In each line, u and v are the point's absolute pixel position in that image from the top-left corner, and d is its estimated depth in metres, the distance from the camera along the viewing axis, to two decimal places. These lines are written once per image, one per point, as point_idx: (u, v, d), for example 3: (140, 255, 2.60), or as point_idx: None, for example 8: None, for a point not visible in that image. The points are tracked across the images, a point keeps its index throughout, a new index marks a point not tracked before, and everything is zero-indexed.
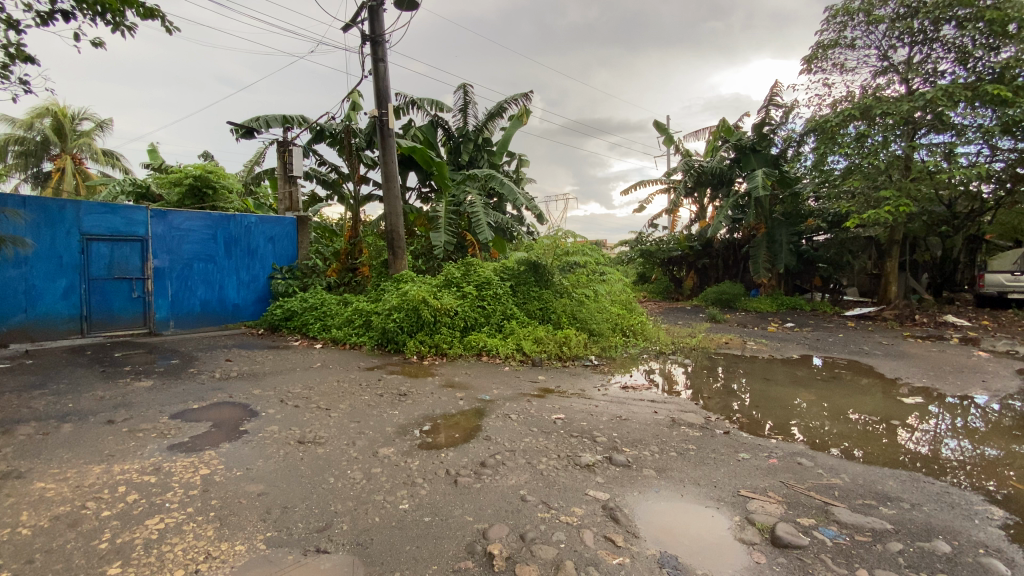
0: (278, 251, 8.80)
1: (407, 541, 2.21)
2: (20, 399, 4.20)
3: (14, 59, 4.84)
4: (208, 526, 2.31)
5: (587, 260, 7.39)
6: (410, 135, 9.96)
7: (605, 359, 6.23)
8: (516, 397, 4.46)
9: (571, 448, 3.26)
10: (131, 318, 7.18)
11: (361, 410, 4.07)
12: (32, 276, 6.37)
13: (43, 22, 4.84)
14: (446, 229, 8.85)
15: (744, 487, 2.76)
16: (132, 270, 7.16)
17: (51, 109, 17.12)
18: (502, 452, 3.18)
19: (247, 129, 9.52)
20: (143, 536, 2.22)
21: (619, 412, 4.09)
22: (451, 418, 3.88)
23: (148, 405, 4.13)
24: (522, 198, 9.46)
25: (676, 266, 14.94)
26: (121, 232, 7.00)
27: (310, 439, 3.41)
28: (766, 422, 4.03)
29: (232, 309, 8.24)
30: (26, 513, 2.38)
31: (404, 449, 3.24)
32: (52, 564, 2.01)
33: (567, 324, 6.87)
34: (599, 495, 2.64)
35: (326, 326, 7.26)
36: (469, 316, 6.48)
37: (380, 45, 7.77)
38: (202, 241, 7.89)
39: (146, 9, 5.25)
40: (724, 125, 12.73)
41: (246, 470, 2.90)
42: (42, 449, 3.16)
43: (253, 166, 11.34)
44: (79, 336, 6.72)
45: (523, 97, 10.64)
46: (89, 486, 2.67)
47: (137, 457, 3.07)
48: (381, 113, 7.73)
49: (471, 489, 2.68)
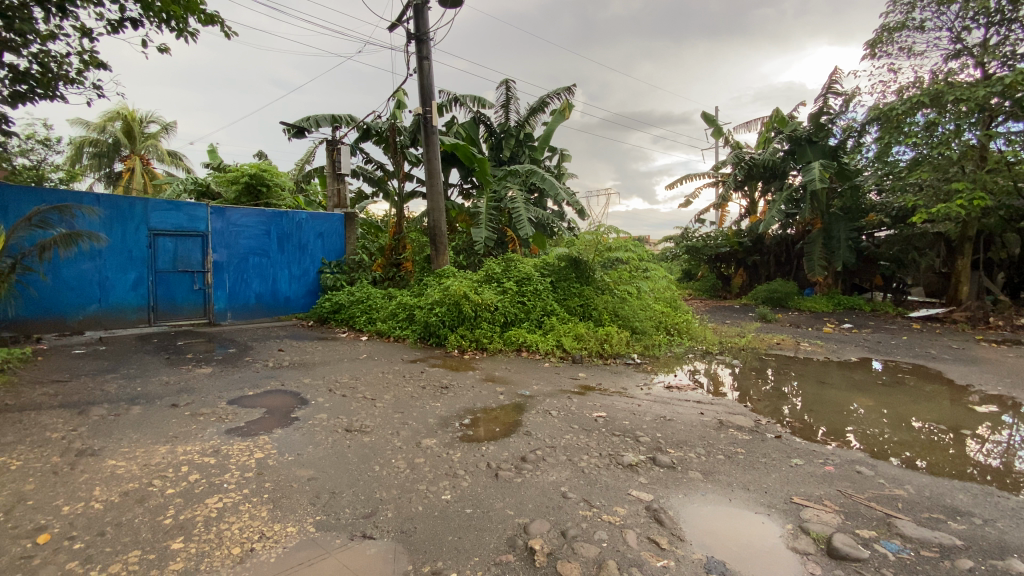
0: (327, 247, 9.14)
1: (449, 531, 2.24)
2: (95, 382, 4.54)
3: (87, 67, 5.23)
4: (262, 507, 2.42)
5: (630, 257, 7.20)
6: (452, 132, 10.07)
7: (648, 358, 6.10)
8: (557, 394, 4.44)
9: (612, 447, 3.20)
10: (193, 308, 7.62)
11: (405, 401, 4.16)
12: (105, 268, 6.82)
13: (114, 31, 5.20)
14: (487, 225, 8.91)
15: (797, 495, 2.63)
16: (194, 264, 7.60)
17: (122, 112, 18.33)
18: (543, 448, 3.17)
19: (298, 129, 9.89)
20: (203, 514, 2.35)
21: (662, 412, 3.99)
22: (491, 412, 3.90)
23: (208, 390, 4.37)
24: (563, 193, 9.40)
25: (723, 263, 14.49)
26: (185, 228, 7.45)
27: (356, 428, 3.51)
28: (817, 426, 3.84)
29: (284, 301, 8.63)
30: (100, 488, 2.58)
31: (446, 441, 3.28)
32: (122, 537, 2.16)
33: (608, 321, 6.76)
34: (642, 495, 2.59)
35: (371, 319, 7.49)
36: (510, 312, 6.49)
37: (425, 43, 7.88)
38: (257, 236, 8.27)
39: (207, 16, 5.54)
40: (777, 115, 12.16)
41: (296, 455, 3.02)
42: (113, 428, 3.41)
43: (304, 165, 11.80)
44: (147, 325, 7.18)
45: (566, 91, 10.56)
46: (155, 464, 2.86)
47: (198, 439, 3.25)
48: (425, 110, 7.83)
49: (512, 484, 2.69)
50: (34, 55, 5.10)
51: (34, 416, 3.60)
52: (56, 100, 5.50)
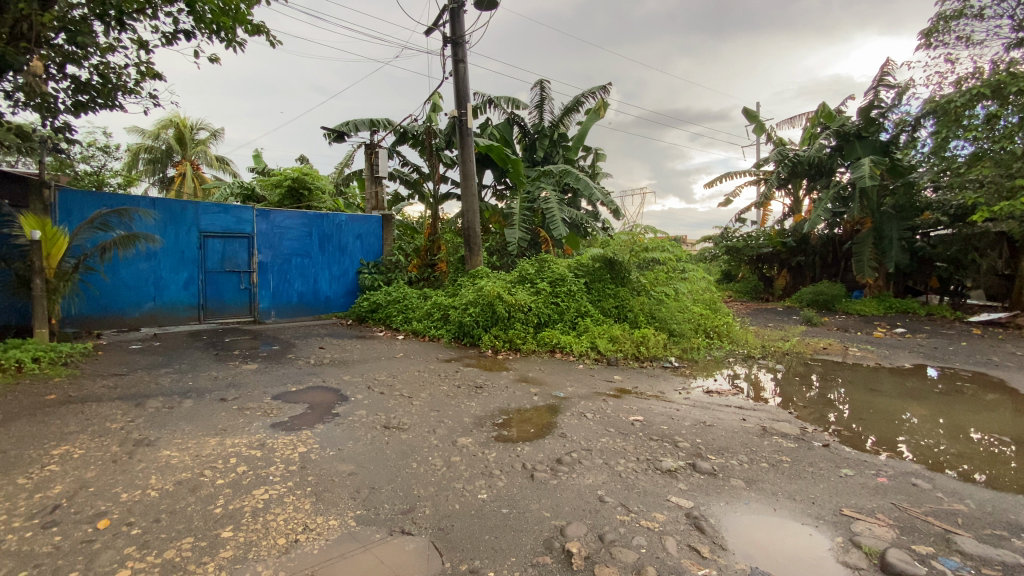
0: (365, 247, 9.35)
1: (486, 530, 2.25)
2: (150, 376, 4.80)
3: (144, 77, 5.54)
4: (306, 500, 2.50)
5: (667, 257, 7.04)
6: (486, 133, 10.14)
7: (687, 361, 5.94)
8: (591, 396, 4.39)
9: (651, 452, 3.14)
10: (240, 307, 7.95)
11: (440, 399, 4.21)
12: (160, 268, 7.19)
13: (168, 43, 5.49)
14: (521, 226, 8.91)
15: (847, 507, 2.51)
16: (241, 264, 7.92)
17: (174, 120, 19.28)
18: (579, 451, 3.14)
19: (338, 133, 10.18)
20: (251, 504, 2.44)
21: (702, 418, 3.88)
22: (525, 412, 3.90)
23: (253, 386, 4.55)
24: (598, 193, 9.30)
25: (765, 264, 14.01)
26: (232, 229, 7.78)
27: (394, 425, 3.57)
28: (866, 435, 3.67)
29: (325, 301, 8.89)
30: (155, 477, 2.72)
31: (481, 440, 3.30)
32: (176, 524, 2.27)
33: (644, 323, 6.64)
34: (682, 502, 2.53)
35: (407, 318, 7.62)
36: (543, 312, 6.46)
37: (461, 46, 7.96)
38: (299, 238, 8.55)
39: (253, 26, 5.77)
40: (823, 110, 11.67)
41: (337, 450, 3.10)
42: (167, 420, 3.59)
43: (343, 168, 12.13)
44: (197, 322, 7.54)
45: (601, 90, 10.46)
46: (206, 456, 2.99)
47: (245, 432, 3.38)
48: (460, 113, 7.92)
49: (548, 485, 2.67)
50: (95, 67, 5.44)
51: (95, 408, 3.83)
52: (116, 109, 5.84)
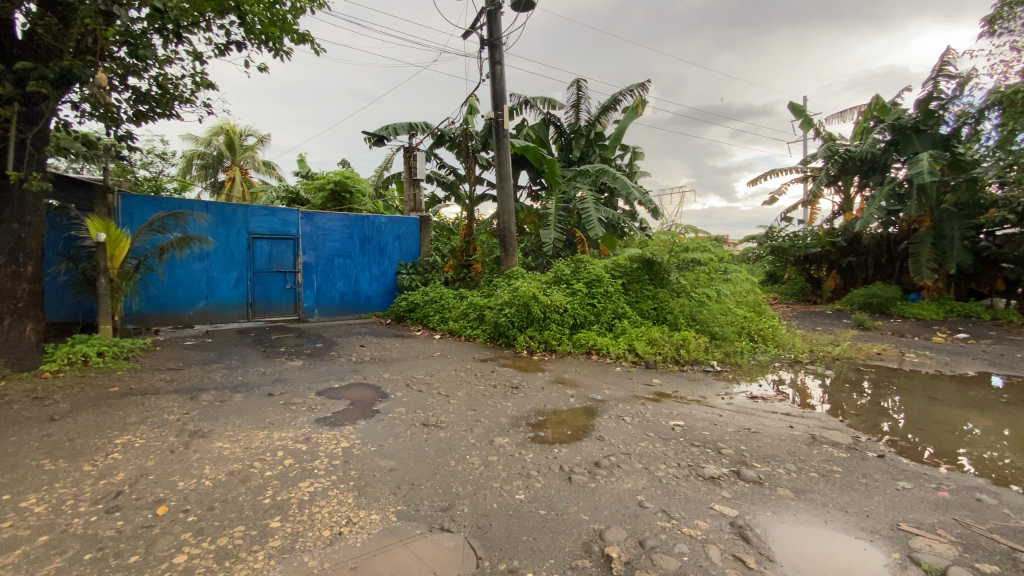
0: (404, 248, 9.54)
1: (524, 531, 2.25)
2: (203, 371, 5.05)
3: (199, 87, 5.83)
4: (348, 494, 2.56)
5: (709, 258, 6.86)
6: (522, 134, 10.14)
7: (729, 365, 5.77)
8: (630, 399, 4.32)
9: (692, 458, 3.06)
10: (285, 306, 8.26)
11: (477, 399, 4.24)
12: (212, 268, 7.54)
13: (221, 54, 5.77)
14: (556, 226, 8.87)
15: (904, 521, 2.37)
16: (287, 265, 8.23)
17: (225, 127, 20.23)
18: (617, 454, 3.09)
19: (378, 138, 10.43)
20: (297, 496, 2.53)
21: (746, 424, 3.76)
22: (561, 414, 3.87)
23: (298, 381, 4.72)
24: (636, 192, 9.15)
25: (813, 265, 13.40)
26: (279, 231, 8.09)
27: (433, 423, 3.63)
28: (923, 446, 3.46)
29: (365, 300, 9.12)
30: (209, 467, 2.85)
31: (518, 440, 3.31)
32: (229, 512, 2.38)
33: (685, 326, 6.50)
34: (726, 510, 2.45)
35: (444, 318, 7.72)
36: (579, 314, 6.40)
37: (497, 48, 8.01)
38: (341, 239, 8.80)
39: (299, 35, 5.99)
40: (877, 103, 11.10)
41: (379, 446, 3.17)
42: (219, 413, 3.77)
43: (383, 171, 12.40)
44: (246, 320, 7.87)
45: (639, 88, 10.30)
46: (256, 448, 3.12)
47: (291, 427, 3.51)
48: (497, 115, 7.95)
49: (586, 488, 2.65)
50: (154, 78, 5.77)
51: (154, 400, 4.06)
52: (173, 117, 6.18)
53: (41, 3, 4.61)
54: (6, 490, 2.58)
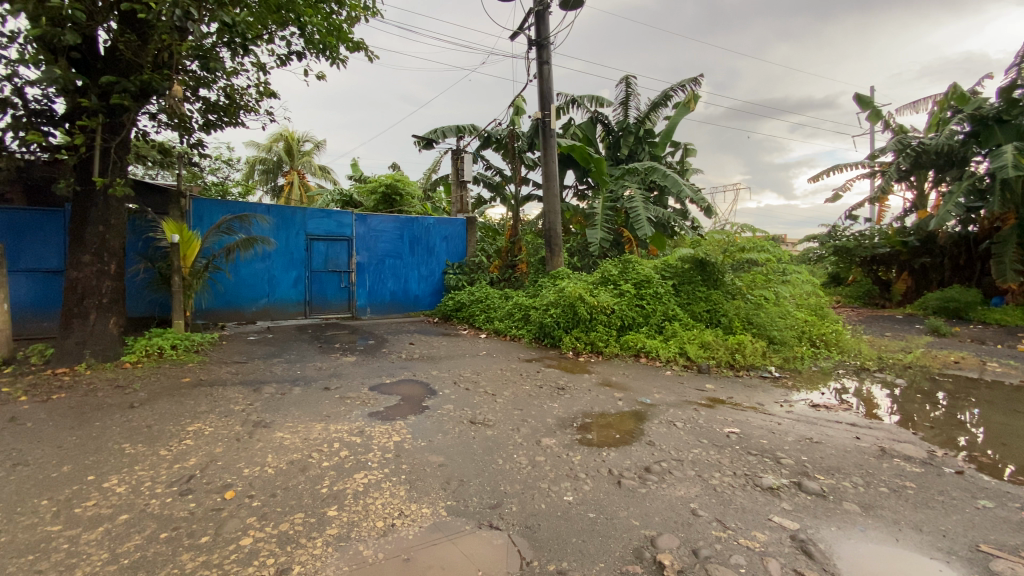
0: (451, 249, 9.70)
1: (573, 533, 2.23)
2: (264, 364, 5.34)
3: (263, 96, 6.17)
4: (400, 487, 2.64)
5: (766, 258, 6.56)
6: (569, 134, 10.07)
7: (788, 372, 5.50)
8: (681, 404, 4.21)
9: (749, 467, 2.94)
10: (340, 304, 8.59)
11: (523, 399, 4.24)
12: (273, 268, 7.95)
13: (283, 65, 6.09)
14: (603, 226, 8.75)
15: (986, 543, 2.18)
16: (341, 264, 8.56)
17: (284, 134, 21.24)
18: (669, 460, 3.02)
19: (427, 141, 10.67)
20: (353, 487, 2.63)
21: (808, 434, 3.57)
22: (608, 417, 3.82)
23: (352, 376, 4.91)
24: (687, 190, 8.88)
25: (881, 266, 12.57)
26: (334, 233, 8.42)
27: (480, 421, 3.67)
28: (1007, 464, 3.16)
29: (414, 299, 9.35)
30: (271, 456, 3.01)
31: (565, 442, 3.29)
32: (290, 499, 2.51)
33: (740, 329, 6.25)
34: (786, 522, 2.34)
35: (489, 318, 7.78)
36: (627, 315, 6.29)
37: (545, 48, 8.00)
38: (392, 240, 9.06)
39: (354, 43, 6.23)
40: (955, 92, 10.25)
41: (429, 442, 3.24)
42: (280, 405, 3.98)
43: (431, 174, 12.66)
44: (303, 317, 8.25)
45: (691, 82, 10.00)
46: (313, 439, 3.26)
47: (346, 420, 3.64)
48: (544, 114, 7.94)
49: (636, 493, 2.60)
50: (223, 89, 6.16)
51: (221, 390, 4.34)
52: (238, 126, 6.57)
53: (122, 21, 5.02)
54: (93, 471, 2.83)
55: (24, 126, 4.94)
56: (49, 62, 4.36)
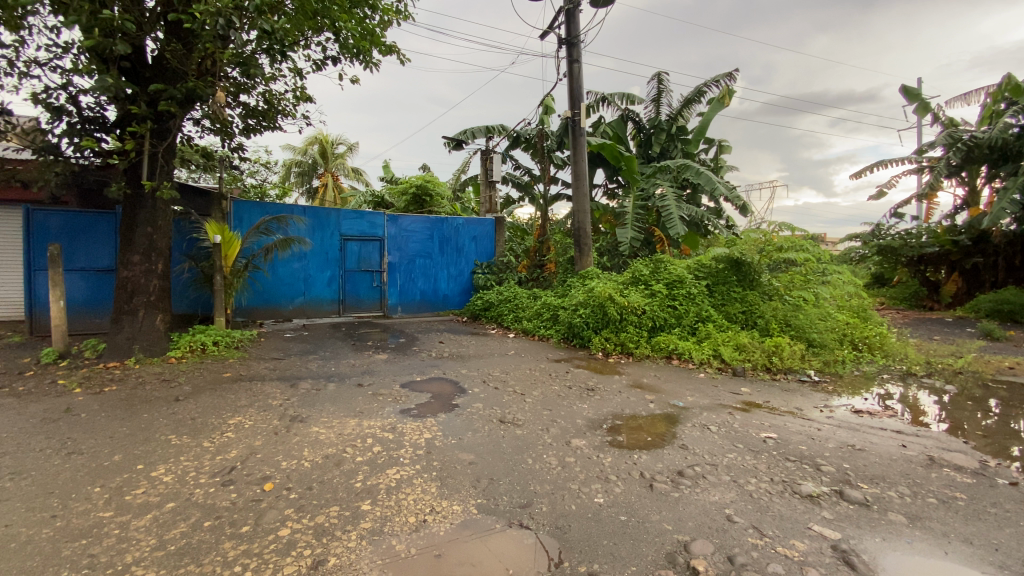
0: (480, 248, 9.76)
1: (604, 535, 2.21)
2: (300, 361, 5.49)
3: (299, 101, 6.35)
4: (432, 483, 2.67)
5: (805, 258, 6.35)
6: (599, 132, 9.98)
7: (829, 376, 5.30)
8: (715, 407, 4.11)
9: (787, 473, 2.85)
10: (372, 303, 8.77)
11: (552, 399, 4.23)
12: (309, 267, 8.17)
13: (318, 69, 6.26)
14: (634, 225, 8.64)
15: None
16: (374, 264, 8.73)
17: (319, 137, 21.73)
18: (702, 465, 2.96)
19: (457, 142, 10.75)
20: (385, 482, 2.68)
21: (850, 440, 3.44)
22: (638, 419, 3.77)
23: (384, 374, 5.00)
24: (722, 188, 8.67)
25: (929, 266, 11.90)
26: (367, 233, 8.59)
27: (509, 420, 3.68)
28: None
29: (443, 299, 9.45)
30: (308, 450, 3.10)
31: (595, 443, 3.26)
32: (325, 493, 2.58)
33: (777, 332, 6.06)
34: (827, 532, 2.26)
35: (518, 318, 7.79)
36: (659, 316, 6.19)
37: (575, 47, 7.95)
38: (423, 240, 9.17)
39: (386, 47, 6.34)
40: (1011, 81, 9.69)
41: (459, 439, 3.28)
42: (315, 401, 4.09)
43: (460, 175, 12.76)
44: (337, 315, 8.45)
45: (726, 77, 9.76)
46: (347, 434, 3.34)
47: (378, 416, 3.72)
48: (573, 113, 7.89)
49: (669, 497, 2.56)
50: (262, 95, 6.37)
51: (259, 385, 4.49)
52: (276, 130, 6.79)
53: (168, 30, 5.25)
54: (142, 460, 2.97)
55: (78, 133, 5.24)
56: (102, 71, 4.61)
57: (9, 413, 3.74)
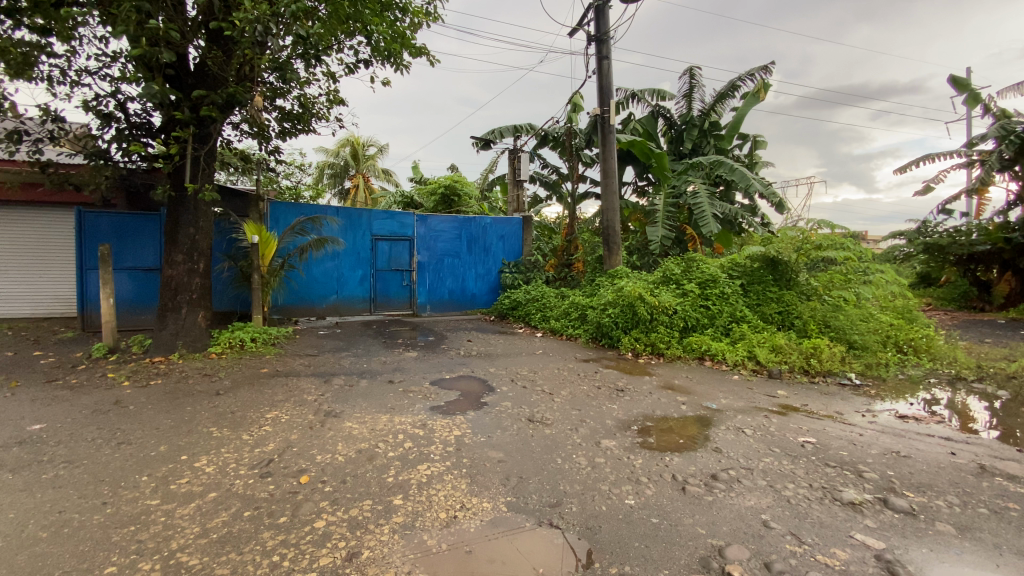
0: (508, 248, 9.77)
1: (636, 537, 2.19)
2: (334, 357, 5.63)
3: (333, 104, 6.50)
4: (462, 480, 2.70)
5: (846, 256, 6.12)
6: (629, 129, 9.84)
7: (871, 380, 5.09)
8: (749, 410, 4.01)
9: (827, 480, 2.76)
10: (401, 301, 8.91)
11: (581, 399, 4.21)
12: (342, 267, 8.35)
13: (351, 73, 6.39)
14: (664, 223, 8.50)
15: None
16: (404, 264, 8.86)
17: (350, 139, 22.17)
18: (737, 469, 2.89)
19: (485, 142, 10.81)
20: (416, 478, 2.72)
21: (894, 446, 3.30)
22: (669, 421, 3.71)
23: (414, 371, 5.07)
24: (757, 184, 8.44)
25: (980, 265, 11.27)
26: (398, 233, 8.73)
27: (538, 419, 3.68)
28: None
29: (471, 297, 9.52)
30: (342, 444, 3.17)
31: (626, 445, 3.23)
32: (359, 486, 2.63)
33: (816, 333, 5.86)
34: (870, 541, 2.17)
35: (545, 317, 7.77)
36: (691, 316, 6.08)
37: (604, 43, 7.87)
38: (452, 240, 9.26)
39: (417, 48, 6.43)
40: None
41: (488, 437, 3.30)
42: (348, 396, 4.18)
43: (487, 175, 12.82)
44: (369, 313, 8.62)
45: (762, 70, 9.49)
46: (379, 430, 3.40)
47: (409, 413, 3.77)
48: (603, 111, 7.81)
49: (702, 501, 2.51)
50: (298, 99, 6.55)
51: (295, 381, 4.62)
52: (310, 132, 6.97)
53: (208, 38, 5.45)
54: (185, 451, 3.10)
55: (126, 138, 5.50)
56: (148, 79, 4.81)
57: (65, 405, 3.97)
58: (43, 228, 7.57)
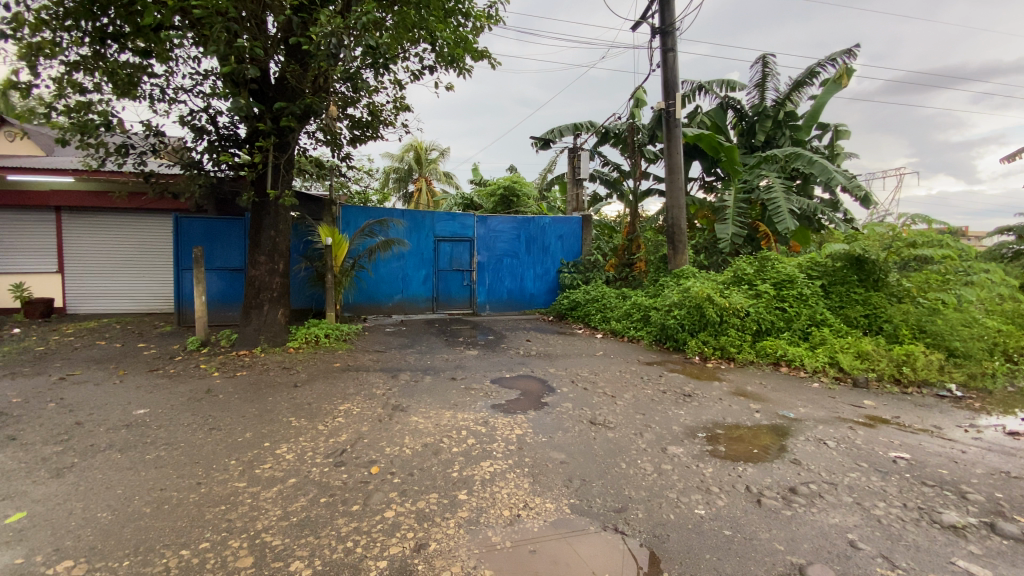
0: (566, 247, 9.69)
1: (706, 549, 2.10)
2: (399, 354, 5.84)
3: (399, 110, 6.75)
4: (524, 479, 2.71)
5: (947, 254, 5.52)
6: (695, 122, 9.47)
7: (975, 392, 4.59)
8: (831, 421, 3.74)
9: (923, 500, 2.51)
10: (462, 301, 9.10)
11: (645, 403, 4.11)
12: (406, 267, 8.65)
13: (416, 78, 6.60)
14: (734, 220, 8.10)
15: None
16: (464, 264, 9.04)
17: (414, 144, 22.92)
18: (818, 483, 2.70)
19: (544, 141, 10.82)
20: (480, 474, 2.76)
21: (1004, 466, 2.95)
22: (740, 430, 3.53)
23: (476, 369, 5.16)
24: (839, 177, 7.84)
25: None
26: (459, 234, 8.92)
27: (600, 422, 3.63)
28: None
29: (530, 297, 9.55)
30: (409, 438, 3.29)
31: (694, 452, 3.11)
32: (425, 480, 2.71)
33: (908, 339, 5.37)
34: (977, 569, 1.96)
35: (606, 318, 7.65)
36: (764, 319, 5.75)
37: (670, 35, 7.62)
38: (511, 240, 9.32)
39: (479, 52, 6.53)
40: None
41: (550, 438, 3.29)
42: (413, 392, 4.33)
43: (546, 174, 12.82)
44: (431, 312, 8.88)
45: (844, 55, 8.81)
46: (444, 426, 3.49)
47: (472, 410, 3.85)
48: (668, 104, 7.55)
49: (780, 515, 2.37)
50: (367, 106, 6.85)
51: (364, 376, 4.84)
52: (377, 138, 7.26)
53: (287, 53, 5.82)
54: (268, 438, 3.34)
55: (216, 149, 5.99)
56: (235, 94, 5.22)
57: (165, 392, 4.39)
58: (145, 233, 8.42)
